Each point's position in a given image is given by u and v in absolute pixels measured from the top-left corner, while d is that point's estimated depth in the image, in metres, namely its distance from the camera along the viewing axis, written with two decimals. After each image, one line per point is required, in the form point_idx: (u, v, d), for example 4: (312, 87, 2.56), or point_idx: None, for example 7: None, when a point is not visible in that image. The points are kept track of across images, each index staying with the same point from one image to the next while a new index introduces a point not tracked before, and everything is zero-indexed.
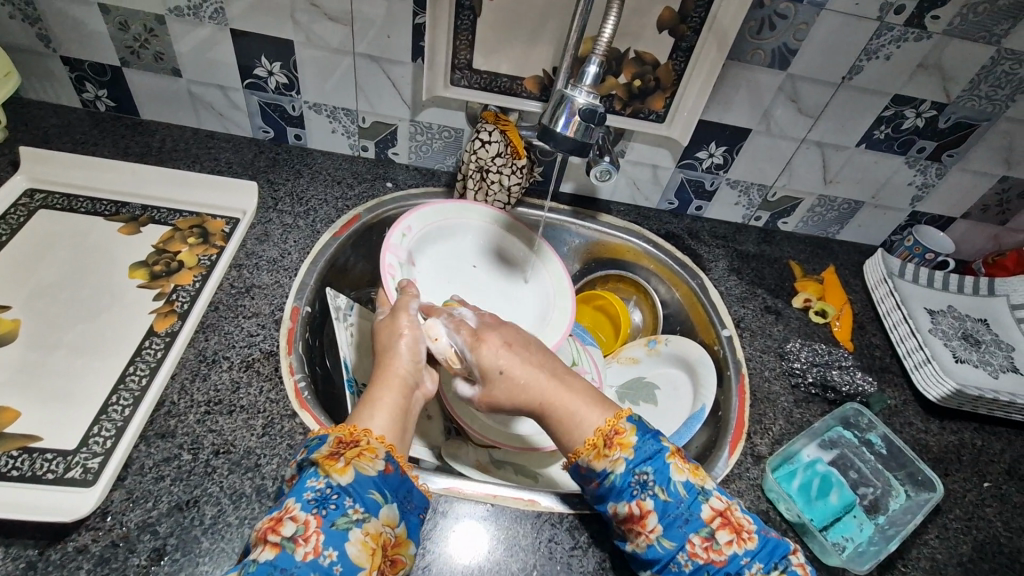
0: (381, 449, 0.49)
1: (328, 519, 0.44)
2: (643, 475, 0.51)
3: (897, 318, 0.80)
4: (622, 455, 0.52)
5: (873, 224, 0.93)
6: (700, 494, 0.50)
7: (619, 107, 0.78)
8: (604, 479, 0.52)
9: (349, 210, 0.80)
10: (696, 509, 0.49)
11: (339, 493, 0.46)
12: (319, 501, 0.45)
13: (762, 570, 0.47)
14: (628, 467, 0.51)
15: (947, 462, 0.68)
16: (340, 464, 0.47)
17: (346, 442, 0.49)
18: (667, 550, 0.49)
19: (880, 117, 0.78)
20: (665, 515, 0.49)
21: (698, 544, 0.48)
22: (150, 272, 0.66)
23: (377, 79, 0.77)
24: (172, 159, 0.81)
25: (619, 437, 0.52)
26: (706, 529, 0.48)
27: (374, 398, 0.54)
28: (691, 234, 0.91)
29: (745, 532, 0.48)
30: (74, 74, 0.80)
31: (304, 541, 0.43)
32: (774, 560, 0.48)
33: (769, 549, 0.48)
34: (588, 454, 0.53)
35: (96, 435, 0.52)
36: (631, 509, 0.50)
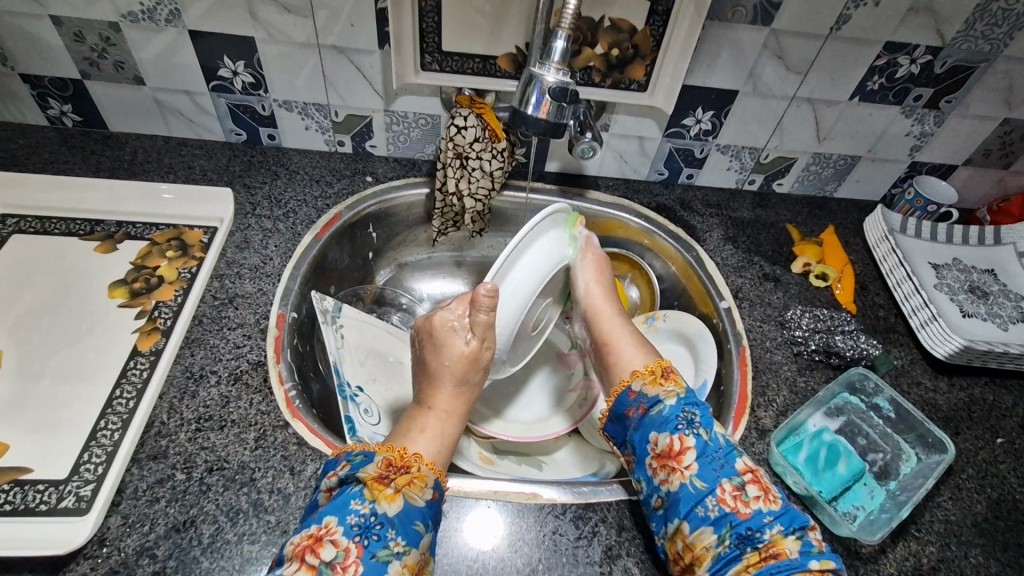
0: (430, 476, 0.48)
1: (368, 551, 0.43)
2: (690, 415, 0.53)
3: (900, 275, 0.77)
4: (675, 390, 0.54)
5: (871, 179, 0.90)
6: (737, 449, 0.51)
7: (598, 79, 0.75)
8: (653, 407, 0.54)
9: (330, 209, 0.78)
10: (731, 459, 0.50)
11: (382, 523, 0.44)
12: (362, 529, 0.43)
13: (782, 532, 0.46)
14: (678, 403, 0.54)
15: (958, 420, 0.66)
16: (389, 490, 0.46)
17: (396, 466, 0.48)
18: (696, 490, 0.49)
19: (872, 67, 0.74)
20: (703, 455, 0.50)
21: (727, 491, 0.48)
22: (130, 290, 0.65)
23: (345, 71, 0.74)
24: (145, 171, 0.79)
25: (675, 378, 0.56)
26: (737, 479, 0.49)
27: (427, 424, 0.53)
28: (683, 204, 0.88)
29: (771, 494, 0.48)
30: (36, 91, 0.78)
31: (342, 569, 0.42)
32: (795, 527, 0.47)
33: (790, 516, 0.47)
34: (643, 378, 0.56)
35: (86, 462, 0.51)
36: (672, 441, 0.51)
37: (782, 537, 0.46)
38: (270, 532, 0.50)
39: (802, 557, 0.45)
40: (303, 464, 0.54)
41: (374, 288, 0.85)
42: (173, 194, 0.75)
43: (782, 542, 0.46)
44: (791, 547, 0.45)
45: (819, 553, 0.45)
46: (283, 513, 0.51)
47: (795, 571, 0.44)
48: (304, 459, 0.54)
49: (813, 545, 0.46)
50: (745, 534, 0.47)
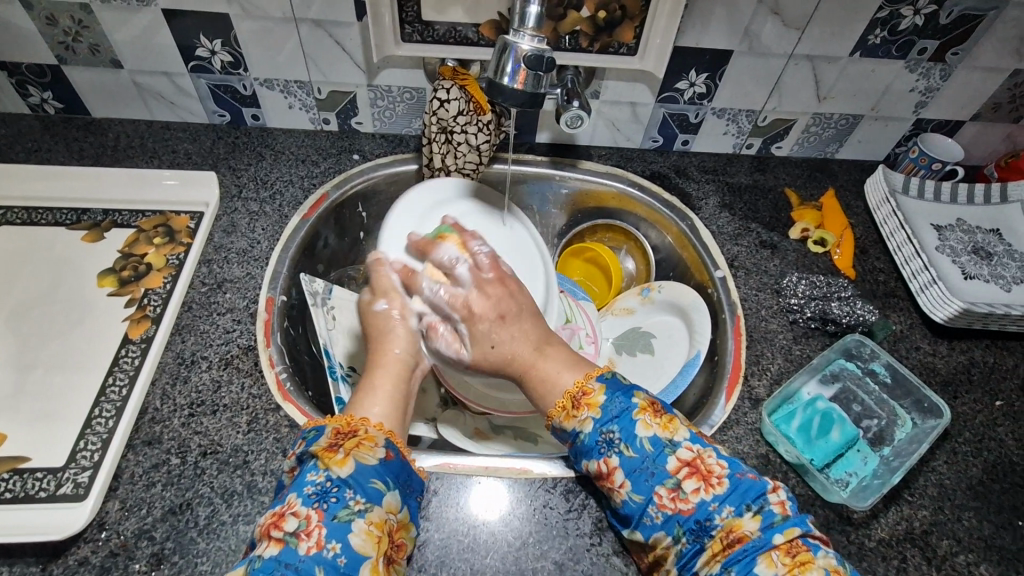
0: (380, 436, 0.48)
1: (329, 513, 0.43)
2: (610, 434, 0.50)
3: (901, 238, 0.75)
4: (589, 415, 0.51)
5: (874, 138, 0.87)
6: (665, 446, 0.48)
7: (585, 43, 0.72)
8: (576, 439, 0.51)
9: (316, 189, 0.77)
10: (661, 461, 0.47)
11: (338, 486, 0.44)
12: (319, 496, 0.44)
13: (733, 514, 0.45)
14: (595, 427, 0.50)
15: (956, 384, 0.65)
16: (340, 455, 0.46)
17: (346, 432, 0.48)
18: (637, 504, 0.48)
19: (874, 19, 0.71)
20: (631, 471, 0.48)
21: (664, 496, 0.47)
22: (118, 278, 0.65)
23: (324, 45, 0.72)
24: (129, 157, 0.78)
25: (587, 398, 0.51)
26: (671, 481, 0.47)
27: (375, 388, 0.54)
28: (678, 171, 0.86)
29: (713, 479, 0.46)
30: (15, 79, 0.77)
31: (306, 536, 0.42)
32: (747, 502, 0.45)
33: (740, 492, 0.46)
34: (558, 415, 0.52)
35: (83, 450, 0.52)
36: (600, 466, 0.49)
37: (737, 520, 0.45)
38: (264, 512, 0.51)
39: (763, 536, 0.44)
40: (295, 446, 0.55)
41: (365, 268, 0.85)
42: (175, 180, 0.74)
43: (738, 524, 0.44)
44: (750, 526, 0.44)
45: (782, 522, 0.44)
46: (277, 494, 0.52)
47: (760, 552, 0.43)
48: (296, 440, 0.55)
49: (775, 514, 0.44)
50: (697, 528, 0.45)
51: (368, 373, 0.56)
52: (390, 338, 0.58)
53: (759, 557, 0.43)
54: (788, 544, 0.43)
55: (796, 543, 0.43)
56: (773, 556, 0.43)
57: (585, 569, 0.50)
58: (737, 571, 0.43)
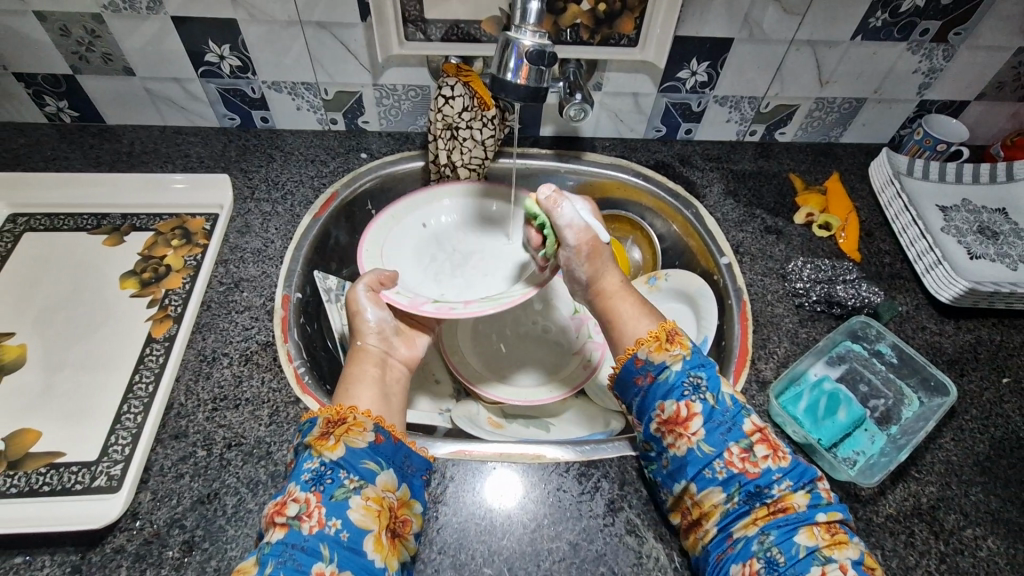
0: (368, 421, 0.50)
1: (327, 494, 0.45)
2: (696, 379, 0.53)
3: (906, 220, 0.76)
4: (681, 354, 0.54)
5: (878, 121, 0.87)
6: (744, 410, 0.52)
7: (586, 36, 0.73)
8: (660, 373, 0.53)
9: (326, 188, 0.78)
10: (739, 421, 0.51)
11: (332, 469, 0.46)
12: (314, 480, 0.46)
13: (791, 487, 0.48)
14: (685, 367, 0.53)
15: (963, 362, 0.66)
16: (331, 442, 0.48)
17: (335, 421, 0.49)
18: (704, 455, 0.50)
19: (874, 2, 0.71)
20: (709, 420, 0.51)
21: (735, 454, 0.49)
22: (140, 280, 0.67)
23: (330, 47, 0.74)
24: (144, 162, 0.80)
25: (680, 338, 0.55)
26: (745, 441, 0.50)
27: (359, 375, 0.56)
28: (683, 160, 0.87)
29: (780, 452, 0.50)
30: (31, 90, 0.79)
31: (308, 517, 0.44)
32: (804, 481, 0.49)
33: (800, 471, 0.49)
34: (649, 345, 0.54)
35: (114, 444, 0.55)
36: (679, 408, 0.51)
37: (792, 493, 0.48)
38: None
39: (809, 510, 0.47)
40: None
41: None
42: (184, 183, 0.76)
43: (791, 498, 0.48)
44: (801, 501, 0.48)
45: (827, 505, 0.48)
46: None
47: (803, 524, 0.47)
48: None
49: (822, 497, 0.48)
50: (754, 492, 0.48)
51: (352, 365, 0.57)
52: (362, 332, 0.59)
53: (801, 528, 0.47)
54: (829, 524, 0.47)
55: (835, 526, 0.47)
56: (814, 531, 0.46)
57: (599, 549, 0.52)
58: (776, 534, 0.47)
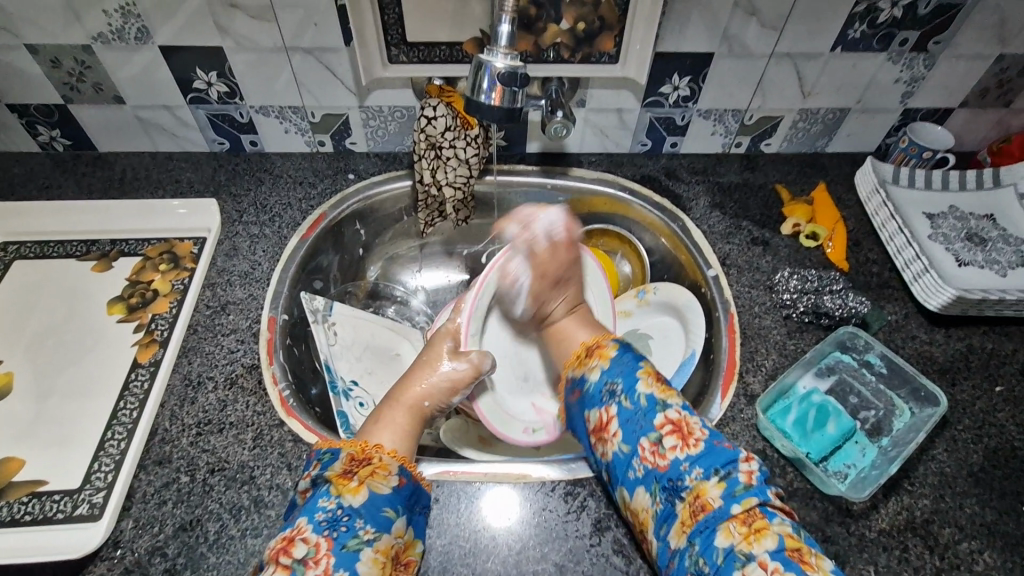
0: (394, 463, 0.50)
1: (339, 542, 0.44)
2: (613, 385, 0.53)
3: (892, 229, 0.76)
4: (598, 363, 0.56)
5: (863, 130, 0.88)
6: (658, 403, 0.51)
7: (567, 55, 0.74)
8: (583, 386, 0.56)
9: (314, 210, 0.79)
10: (651, 416, 0.50)
11: (349, 515, 0.45)
12: (330, 523, 0.45)
13: (702, 476, 0.47)
14: (602, 376, 0.55)
15: (955, 371, 0.65)
16: (354, 483, 0.47)
17: (359, 460, 0.50)
18: (624, 455, 0.50)
19: (852, 14, 0.72)
20: (625, 421, 0.51)
21: (647, 449, 0.49)
22: (127, 306, 0.68)
23: (316, 72, 0.75)
24: (135, 189, 0.81)
25: (600, 350, 0.57)
26: (656, 435, 0.49)
27: (391, 417, 0.56)
28: (669, 173, 0.87)
29: (692, 439, 0.48)
30: (24, 120, 0.80)
31: (314, 563, 0.43)
32: (718, 467, 0.47)
33: (714, 457, 0.47)
34: (574, 365, 0.59)
35: (96, 472, 0.54)
36: (600, 415, 0.53)
37: (704, 483, 0.46)
38: (271, 525, 0.52)
39: (724, 503, 0.45)
40: (300, 460, 0.56)
41: (365, 284, 0.87)
42: (186, 209, 0.77)
43: (705, 489, 0.46)
44: (715, 493, 0.46)
45: (743, 492, 0.46)
46: (282, 507, 0.53)
47: (721, 521, 0.45)
48: (301, 454, 0.57)
49: (738, 483, 0.46)
50: (669, 487, 0.47)
51: (385, 404, 0.58)
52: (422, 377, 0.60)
53: (717, 529, 0.44)
54: (744, 515, 0.44)
55: (752, 513, 0.45)
56: (731, 526, 0.44)
57: (585, 570, 0.51)
58: (700, 541, 0.45)
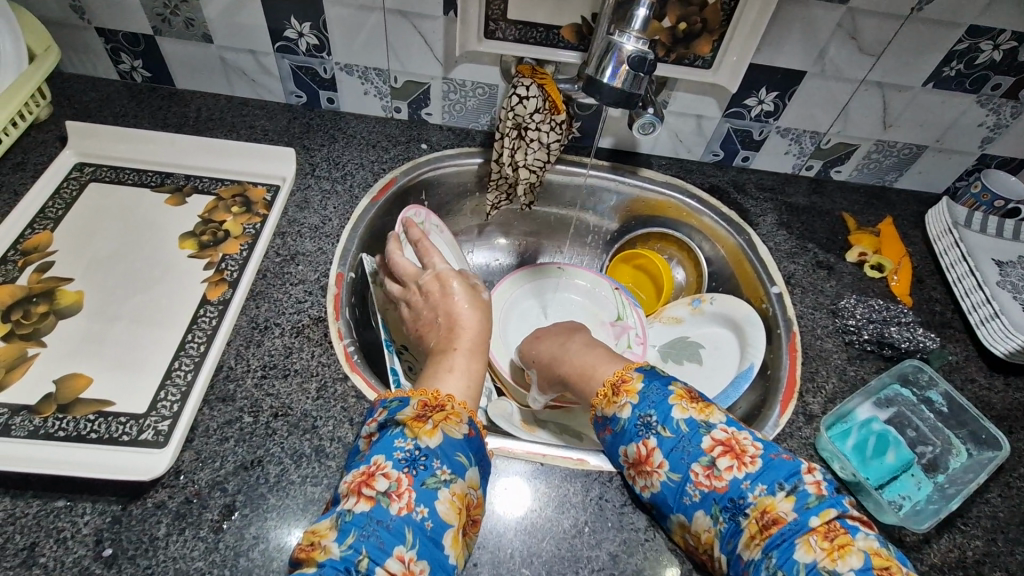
0: (465, 414, 0.50)
1: (418, 479, 0.45)
2: (647, 417, 0.53)
3: (961, 270, 0.75)
4: (628, 400, 0.55)
5: (935, 170, 0.87)
6: (700, 427, 0.51)
7: (662, 53, 0.74)
8: (616, 424, 0.55)
9: (386, 173, 0.79)
10: (697, 441, 0.50)
11: (427, 455, 0.46)
12: (409, 461, 0.45)
13: (766, 492, 0.46)
14: (634, 411, 0.54)
15: (1012, 420, 0.65)
16: (429, 426, 0.48)
17: (432, 406, 0.49)
18: (675, 483, 0.50)
19: (951, 52, 0.71)
20: (669, 450, 0.51)
21: (700, 473, 0.49)
22: (198, 242, 0.68)
23: (408, 36, 0.75)
24: (209, 129, 0.81)
25: (626, 384, 0.56)
26: (707, 459, 0.49)
27: (455, 366, 0.56)
28: (737, 186, 0.87)
29: (747, 457, 0.49)
30: (110, 46, 0.80)
31: (397, 497, 0.44)
32: (780, 480, 0.47)
33: (774, 471, 0.48)
34: (602, 402, 0.57)
35: (163, 399, 0.55)
36: (638, 449, 0.52)
37: (770, 498, 0.46)
38: (331, 476, 0.52)
39: (798, 516, 0.45)
40: (362, 416, 0.56)
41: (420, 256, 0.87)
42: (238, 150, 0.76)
43: (772, 504, 0.46)
44: (784, 507, 0.46)
45: (816, 503, 0.45)
46: (343, 459, 0.53)
47: (799, 535, 0.44)
48: (363, 411, 0.57)
49: (809, 494, 0.46)
50: (732, 506, 0.47)
51: (443, 356, 0.58)
52: (456, 323, 0.60)
53: (798, 542, 0.43)
54: (825, 527, 0.44)
55: (832, 526, 0.44)
56: (811, 538, 0.43)
57: (638, 563, 0.51)
58: (778, 554, 0.44)
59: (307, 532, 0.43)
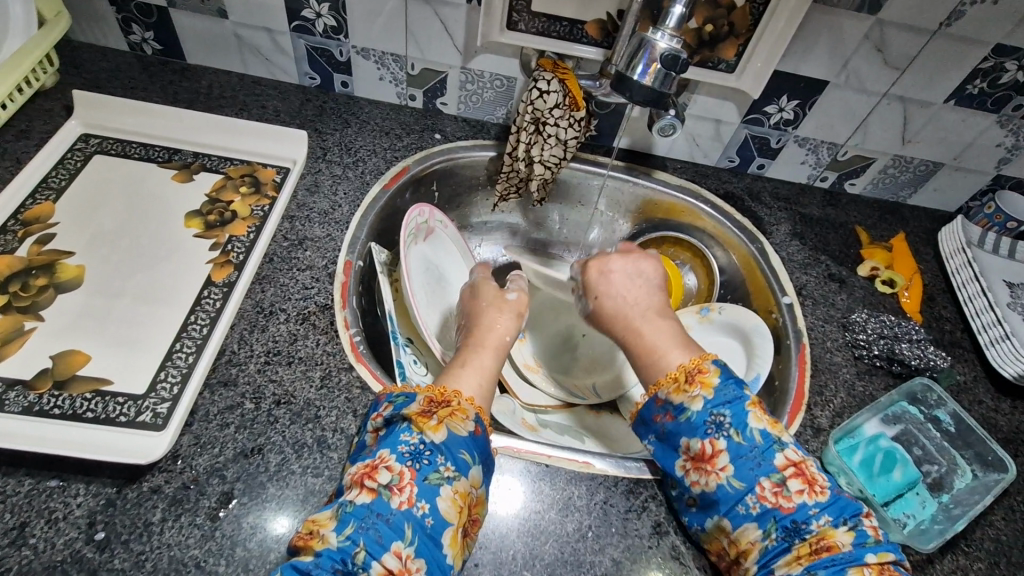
0: (471, 411, 0.49)
1: (421, 474, 0.44)
2: (719, 416, 0.51)
3: (972, 290, 0.75)
4: (702, 393, 0.52)
5: (950, 188, 0.87)
6: (775, 443, 0.50)
7: (685, 55, 0.73)
8: (681, 414, 0.53)
9: (398, 162, 0.78)
10: (770, 456, 0.49)
11: (431, 450, 0.45)
12: (413, 455, 0.45)
13: (831, 523, 0.47)
14: (707, 406, 0.52)
15: (1017, 443, 0.65)
16: (434, 422, 0.47)
17: (438, 402, 0.49)
18: (735, 489, 0.49)
19: (976, 70, 0.71)
20: (737, 456, 0.50)
21: (768, 488, 0.48)
22: (205, 221, 0.66)
23: (429, 23, 0.73)
24: (219, 106, 0.79)
25: (701, 375, 0.53)
26: (778, 476, 0.48)
27: (471, 360, 0.55)
28: (751, 194, 0.86)
29: (817, 486, 0.48)
30: (121, 15, 0.78)
31: (398, 490, 0.43)
32: (844, 517, 0.47)
33: (839, 506, 0.47)
34: (668, 387, 0.54)
35: (162, 381, 0.53)
36: (704, 446, 0.51)
37: (832, 529, 0.46)
38: (333, 468, 0.51)
39: (854, 550, 0.45)
40: (366, 408, 0.55)
41: None
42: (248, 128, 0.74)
43: (832, 534, 0.46)
44: (844, 539, 0.46)
45: (874, 544, 0.46)
46: (345, 451, 0.52)
47: (850, 564, 0.44)
48: (367, 402, 0.55)
49: (868, 535, 0.46)
50: (791, 528, 0.47)
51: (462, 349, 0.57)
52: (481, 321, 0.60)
53: (848, 571, 0.44)
54: (879, 566, 0.44)
55: (885, 567, 0.44)
56: (863, 571, 0.44)
57: (641, 570, 0.50)
58: None
59: (307, 522, 0.42)
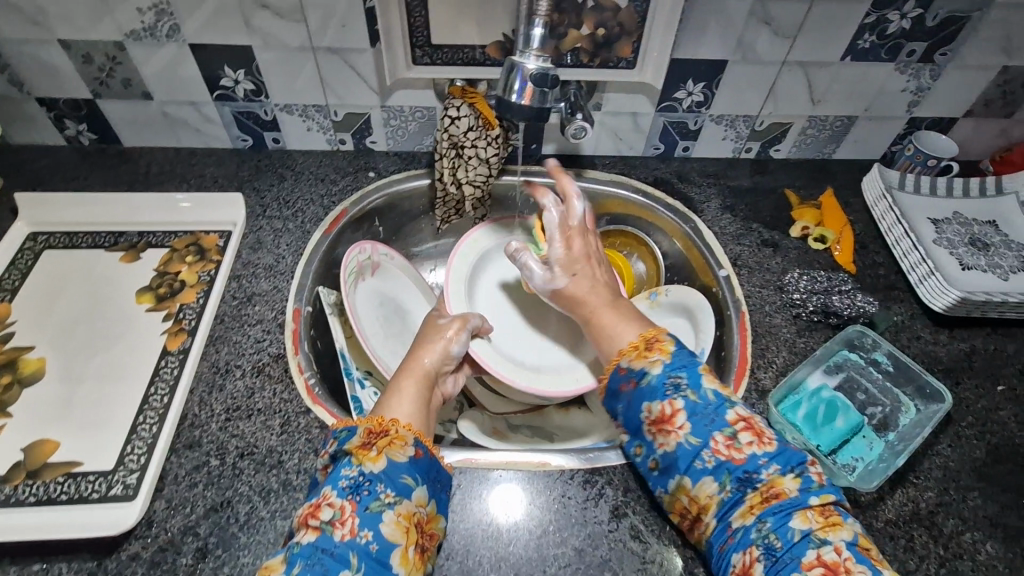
0: (410, 436, 0.52)
1: (362, 504, 0.46)
2: (677, 378, 0.54)
3: (898, 233, 0.78)
4: (660, 358, 0.56)
5: (869, 138, 0.90)
6: (727, 401, 0.52)
7: (586, 59, 0.77)
8: (642, 378, 0.55)
9: (336, 206, 0.81)
10: (722, 412, 0.51)
11: (370, 480, 0.47)
12: (353, 488, 0.47)
13: (778, 471, 0.48)
14: (664, 369, 0.55)
15: (958, 371, 0.67)
16: (374, 453, 0.49)
17: (377, 432, 0.51)
18: (691, 447, 0.50)
19: (861, 26, 0.74)
20: (692, 414, 0.52)
21: (721, 442, 0.50)
22: (156, 295, 0.69)
23: (341, 71, 0.77)
24: (159, 183, 0.83)
25: (660, 343, 0.57)
26: (730, 430, 0.50)
27: (402, 389, 0.57)
28: (680, 176, 0.89)
29: (766, 437, 0.50)
30: (52, 113, 0.82)
31: (341, 524, 0.45)
32: (791, 466, 0.49)
33: (786, 456, 0.49)
34: (630, 354, 0.57)
35: (130, 453, 0.56)
36: (663, 407, 0.53)
37: (780, 477, 0.48)
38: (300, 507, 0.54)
39: (801, 494, 0.47)
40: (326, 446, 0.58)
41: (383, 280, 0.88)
42: (189, 203, 0.78)
43: (780, 481, 0.48)
44: (790, 485, 0.47)
45: (818, 488, 0.47)
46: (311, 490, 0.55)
47: (796, 508, 0.46)
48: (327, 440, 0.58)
49: (813, 480, 0.48)
50: (743, 478, 0.48)
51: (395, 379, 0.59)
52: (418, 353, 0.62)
53: (795, 513, 0.46)
54: (822, 507, 0.46)
55: (829, 508, 0.46)
56: (808, 513, 0.46)
57: (604, 555, 0.53)
58: (773, 520, 0.46)
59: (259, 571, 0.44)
